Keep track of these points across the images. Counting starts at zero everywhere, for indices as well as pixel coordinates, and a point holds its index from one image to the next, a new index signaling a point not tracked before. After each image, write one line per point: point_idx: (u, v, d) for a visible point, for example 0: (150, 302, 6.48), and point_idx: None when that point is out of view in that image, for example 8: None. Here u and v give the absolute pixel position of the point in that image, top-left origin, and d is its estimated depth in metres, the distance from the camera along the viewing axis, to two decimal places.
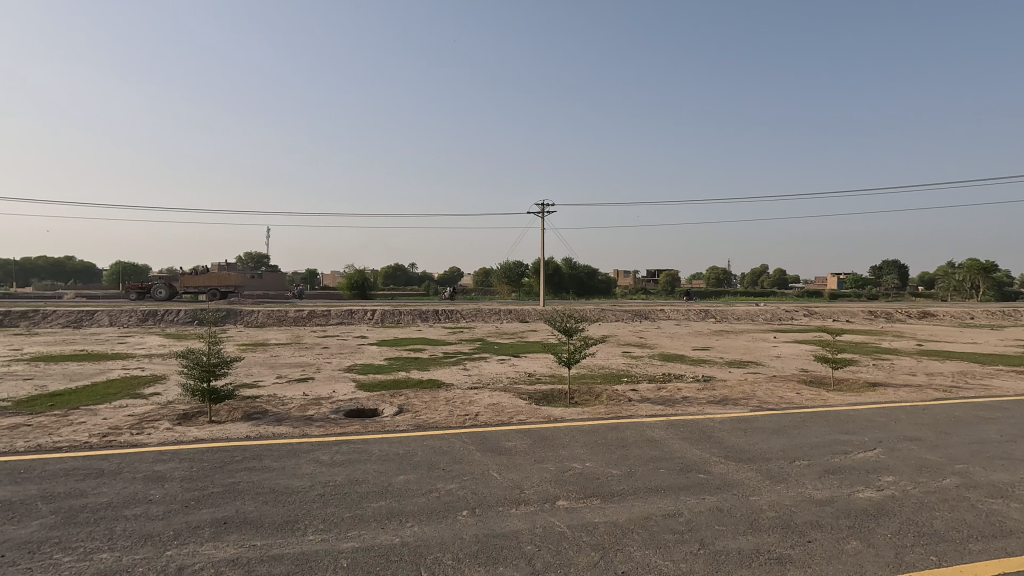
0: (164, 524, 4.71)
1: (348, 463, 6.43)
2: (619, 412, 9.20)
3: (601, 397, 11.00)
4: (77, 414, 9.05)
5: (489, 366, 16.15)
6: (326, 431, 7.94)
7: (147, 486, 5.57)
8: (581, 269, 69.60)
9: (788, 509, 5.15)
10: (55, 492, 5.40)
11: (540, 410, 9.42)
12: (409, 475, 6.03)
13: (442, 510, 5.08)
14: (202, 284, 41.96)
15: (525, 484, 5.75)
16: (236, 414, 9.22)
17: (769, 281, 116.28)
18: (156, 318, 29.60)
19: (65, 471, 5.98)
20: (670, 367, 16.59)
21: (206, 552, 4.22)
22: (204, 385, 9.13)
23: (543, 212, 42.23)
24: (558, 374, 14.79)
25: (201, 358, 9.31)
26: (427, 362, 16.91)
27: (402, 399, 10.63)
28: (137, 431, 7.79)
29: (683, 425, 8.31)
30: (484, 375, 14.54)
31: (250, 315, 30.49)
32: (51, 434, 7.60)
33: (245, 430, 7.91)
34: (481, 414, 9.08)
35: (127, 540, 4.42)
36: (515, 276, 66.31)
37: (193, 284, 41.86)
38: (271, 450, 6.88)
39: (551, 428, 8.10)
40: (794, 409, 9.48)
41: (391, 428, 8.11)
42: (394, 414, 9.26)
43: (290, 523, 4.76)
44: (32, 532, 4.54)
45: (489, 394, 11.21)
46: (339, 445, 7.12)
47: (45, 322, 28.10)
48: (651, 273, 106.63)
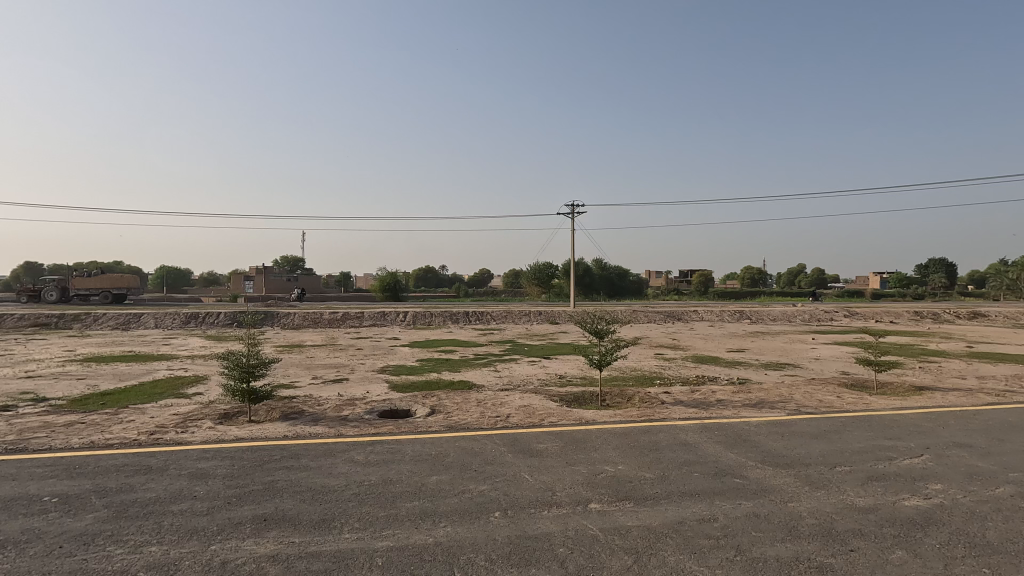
0: (209, 519, 4.88)
1: (381, 463, 6.53)
2: (652, 415, 9.10)
3: (633, 400, 10.87)
4: (126, 412, 9.46)
5: (520, 367, 16.18)
6: (361, 431, 8.10)
7: (192, 483, 5.79)
8: (611, 270, 68.92)
9: (829, 516, 4.99)
10: (107, 486, 5.67)
11: (571, 413, 9.34)
12: (442, 475, 6.09)
13: (474, 511, 5.12)
14: (94, 286, 42.10)
15: (557, 487, 5.73)
16: (275, 414, 9.51)
17: (807, 281, 112.88)
18: (198, 321, 30.74)
19: (116, 467, 6.27)
20: (704, 369, 16.29)
21: (248, 547, 4.36)
22: (243, 385, 9.41)
23: (573, 211, 41.98)
24: (589, 376, 14.70)
25: (241, 359, 9.61)
26: (458, 364, 16.99)
27: (434, 400, 10.77)
28: (182, 430, 8.07)
29: (719, 428, 8.15)
30: (515, 377, 14.53)
31: (286, 317, 31.31)
32: (103, 431, 7.97)
33: (282, 430, 8.11)
34: (512, 416, 9.09)
35: (174, 534, 4.59)
36: (544, 278, 65.70)
37: (84, 286, 41.92)
38: (308, 450, 7.05)
39: (584, 430, 8.04)
40: (835, 413, 9.16)
41: (422, 428, 8.21)
42: (425, 415, 9.39)
43: (327, 522, 4.86)
44: (87, 524, 4.77)
45: (521, 396, 11.23)
46: (374, 445, 7.26)
47: (96, 323, 29.53)
48: (684, 274, 104.96)
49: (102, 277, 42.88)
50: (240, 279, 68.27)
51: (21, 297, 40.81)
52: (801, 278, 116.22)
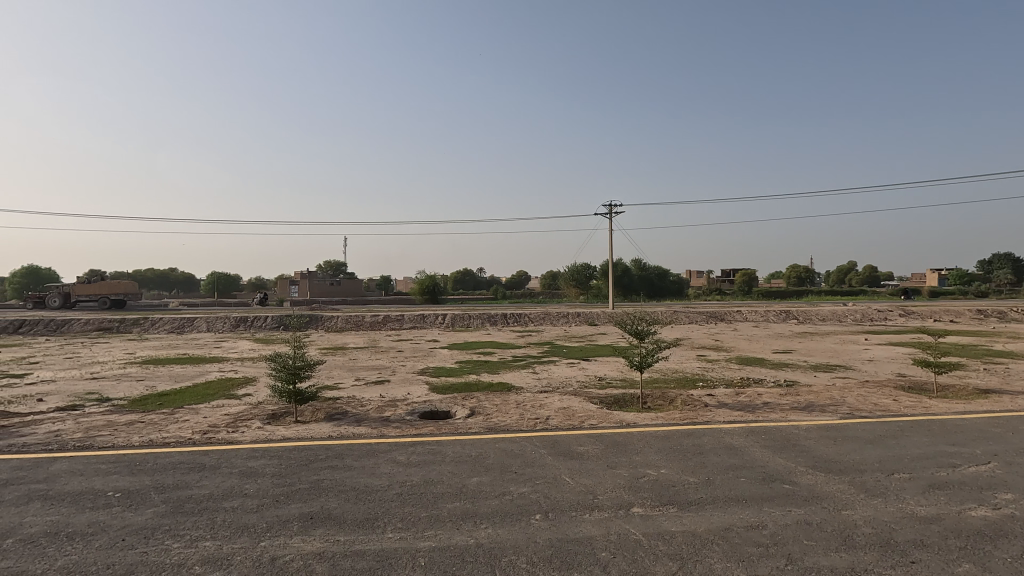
0: (259, 516, 5.04)
1: (423, 464, 6.61)
2: (695, 417, 8.90)
3: (675, 402, 10.65)
4: (181, 412, 9.91)
5: (559, 369, 16.12)
6: (402, 431, 8.22)
7: (243, 481, 6.00)
8: (651, 270, 67.85)
9: (886, 526, 4.75)
10: (164, 483, 5.94)
11: (611, 415, 9.22)
12: (483, 476, 6.12)
13: (515, 513, 5.11)
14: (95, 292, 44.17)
15: (599, 490, 5.67)
16: (320, 415, 9.76)
17: (858, 279, 108.08)
18: (247, 324, 31.91)
19: (172, 465, 6.56)
20: (749, 370, 15.82)
21: (296, 545, 4.48)
22: (290, 386, 9.69)
23: (610, 212, 41.71)
24: (630, 377, 14.49)
25: (287, 361, 9.92)
26: (497, 366, 17.06)
27: (474, 401, 10.84)
28: (232, 430, 8.39)
29: (766, 432, 7.89)
30: (554, 379, 14.47)
31: (330, 320, 32.19)
32: (161, 430, 8.38)
33: (327, 431, 8.32)
34: (552, 418, 9.06)
35: (227, 530, 4.76)
36: (581, 279, 65.54)
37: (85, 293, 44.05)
38: (352, 450, 7.20)
39: (625, 433, 7.93)
40: (892, 417, 8.72)
41: (463, 430, 8.27)
42: (466, 417, 9.45)
43: (371, 521, 4.94)
44: (147, 519, 5.01)
45: (560, 398, 11.17)
46: (415, 446, 7.35)
47: (153, 327, 31.04)
48: (726, 273, 102.21)
49: (102, 284, 44.98)
50: (286, 284, 70.72)
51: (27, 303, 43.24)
52: (851, 276, 111.41)
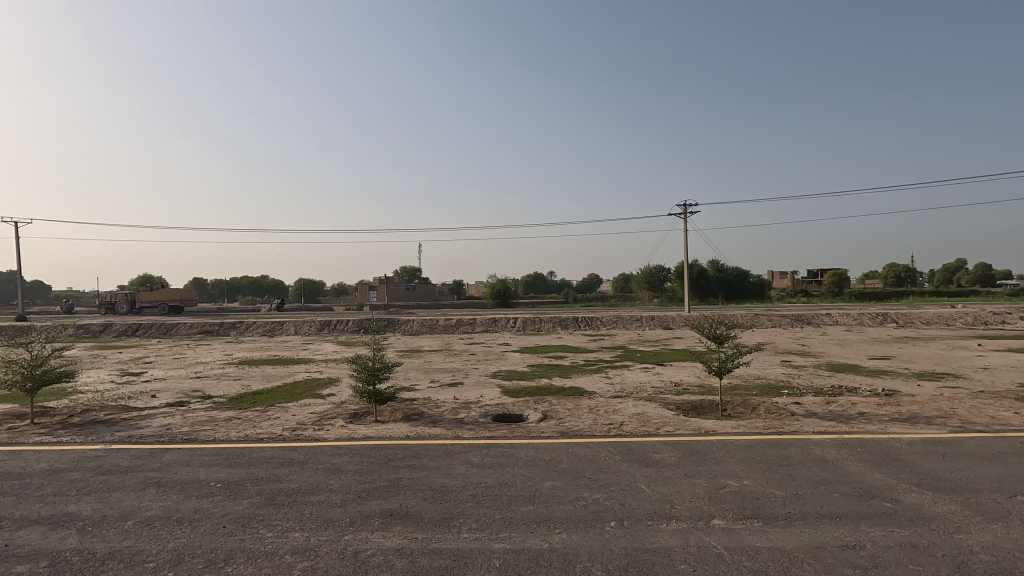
0: (343, 511, 5.30)
1: (496, 466, 6.67)
2: (780, 427, 8.39)
3: (757, 410, 10.10)
4: (273, 410, 10.62)
5: (632, 374, 15.78)
6: (476, 433, 8.36)
7: (328, 477, 6.33)
8: (729, 271, 64.79)
9: (1007, 554, 4.25)
10: (258, 476, 6.39)
11: (688, 422, 8.87)
12: (556, 481, 6.09)
13: (589, 519, 5.04)
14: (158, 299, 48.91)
15: (676, 500, 5.48)
16: (398, 415, 10.10)
17: (969, 278, 97.84)
18: (330, 327, 33.73)
19: (265, 459, 7.04)
20: (841, 378, 14.71)
21: (377, 540, 4.66)
22: (370, 387, 10.12)
23: (684, 211, 40.50)
24: (707, 384, 13.91)
25: (367, 362, 10.35)
26: (569, 370, 16.95)
27: (546, 406, 10.82)
28: (318, 427, 8.88)
29: (862, 445, 7.30)
30: (627, 384, 14.16)
31: (406, 323, 33.36)
32: (255, 426, 9.01)
33: (404, 431, 8.60)
34: (626, 424, 8.86)
35: (314, 522, 5.04)
36: (655, 281, 63.82)
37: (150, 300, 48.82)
38: (428, 450, 7.39)
39: (703, 441, 7.62)
40: (1014, 433, 7.79)
41: (535, 433, 8.28)
42: (538, 420, 9.46)
43: (447, 520, 5.05)
44: (244, 508, 5.40)
45: (634, 403, 10.91)
46: (488, 448, 7.43)
47: (247, 330, 33.52)
48: (813, 274, 95.89)
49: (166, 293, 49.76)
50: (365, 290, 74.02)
51: (101, 309, 48.55)
52: (960, 275, 100.99)
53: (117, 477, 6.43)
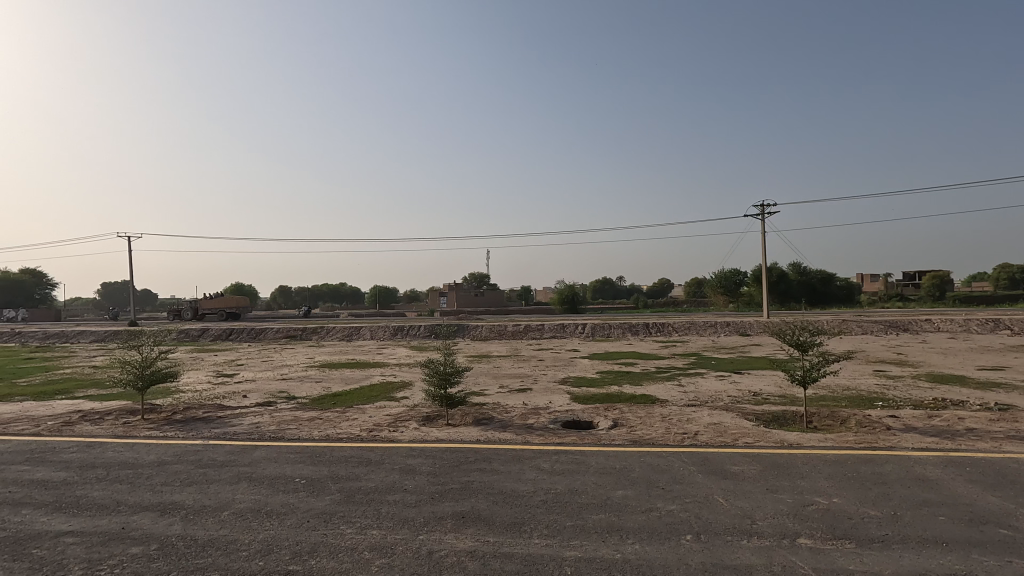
0: (417, 511, 5.44)
1: (566, 472, 6.63)
2: (874, 442, 7.77)
3: (847, 423, 9.41)
4: (351, 411, 11.12)
5: (707, 382, 15.17)
6: (546, 439, 8.34)
7: (403, 477, 6.53)
8: (813, 275, 60.93)
9: None
10: (338, 474, 6.70)
11: (769, 434, 8.42)
12: (628, 490, 5.96)
13: (664, 531, 4.88)
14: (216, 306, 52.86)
15: (757, 515, 5.21)
16: (468, 419, 10.27)
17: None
18: (403, 332, 34.87)
19: (345, 458, 7.39)
20: (945, 390, 13.41)
21: (450, 541, 4.75)
22: (442, 391, 10.37)
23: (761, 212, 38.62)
24: (789, 394, 13.13)
25: (439, 367, 10.58)
26: (640, 377, 16.57)
27: (616, 413, 10.63)
28: (393, 429, 9.21)
29: (970, 464, 6.63)
30: (702, 392, 13.65)
31: (475, 329, 33.92)
32: (335, 426, 9.47)
33: (475, 434, 8.73)
34: (701, 433, 8.54)
35: (390, 521, 5.21)
36: (731, 286, 60.85)
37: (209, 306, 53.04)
38: (498, 454, 7.47)
39: (786, 454, 7.20)
40: None
41: (606, 441, 8.15)
42: (608, 428, 9.31)
43: (518, 525, 5.07)
44: (326, 504, 5.68)
45: (709, 412, 10.49)
46: (558, 454, 7.40)
47: (327, 335, 35.34)
48: (909, 276, 88.30)
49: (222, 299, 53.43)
50: (435, 295, 76.07)
51: (170, 314, 53.97)
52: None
53: (214, 470, 6.97)
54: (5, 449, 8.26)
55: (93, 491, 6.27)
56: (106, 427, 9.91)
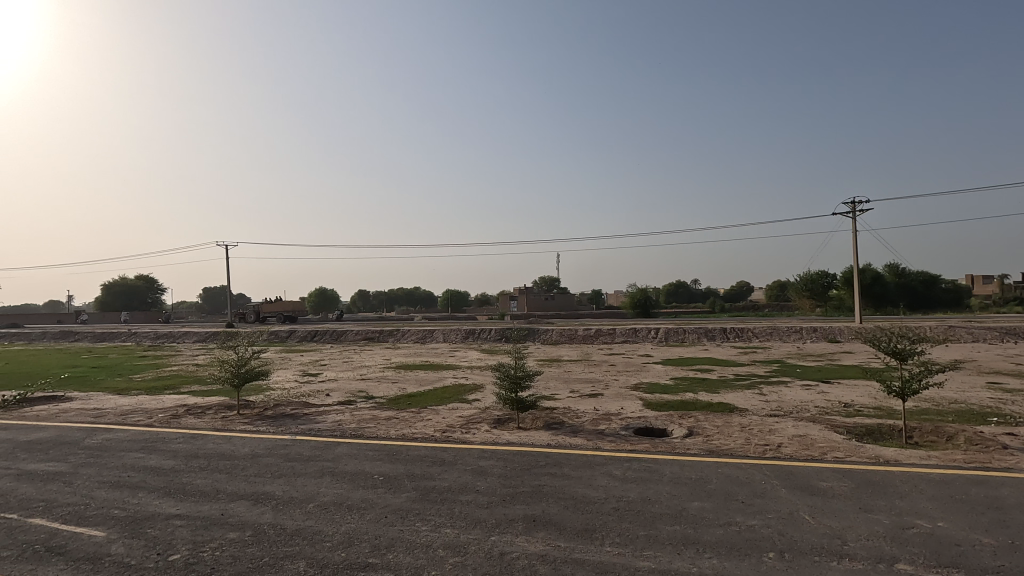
0: (489, 512, 5.53)
1: (639, 481, 6.49)
2: (987, 462, 7.01)
3: (954, 440, 8.56)
4: (426, 412, 11.46)
5: (791, 391, 14.30)
6: (618, 446, 8.20)
7: (475, 478, 6.65)
8: (913, 277, 55.96)
9: None
10: (414, 472, 6.93)
11: (863, 449, 7.81)
12: (705, 502, 5.74)
13: (744, 547, 4.66)
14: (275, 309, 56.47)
15: (849, 536, 4.85)
16: (539, 423, 10.30)
17: None
18: (474, 336, 35.51)
19: (420, 457, 7.62)
20: None
21: (522, 544, 4.78)
22: (512, 394, 10.48)
23: (851, 210, 36.08)
24: (886, 406, 12.11)
25: (509, 370, 10.71)
26: (717, 384, 15.90)
27: (692, 421, 10.27)
28: (466, 430, 9.40)
29: None
30: (786, 402, 12.88)
31: (545, 333, 33.93)
32: (410, 425, 9.80)
33: (546, 438, 8.73)
34: (784, 446, 8.07)
35: (463, 521, 5.32)
36: (818, 289, 56.70)
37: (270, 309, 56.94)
38: (569, 459, 7.43)
39: (882, 472, 6.66)
40: None
41: (681, 450, 7.90)
42: (683, 436, 9.02)
43: (589, 532, 5.02)
44: (403, 501, 5.90)
45: (794, 424, 9.88)
46: (631, 462, 7.26)
47: (403, 337, 36.64)
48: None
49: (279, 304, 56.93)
50: (505, 299, 76.95)
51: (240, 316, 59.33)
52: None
53: (300, 464, 7.42)
54: (125, 438, 9.23)
55: (197, 479, 6.88)
56: (207, 421, 10.82)
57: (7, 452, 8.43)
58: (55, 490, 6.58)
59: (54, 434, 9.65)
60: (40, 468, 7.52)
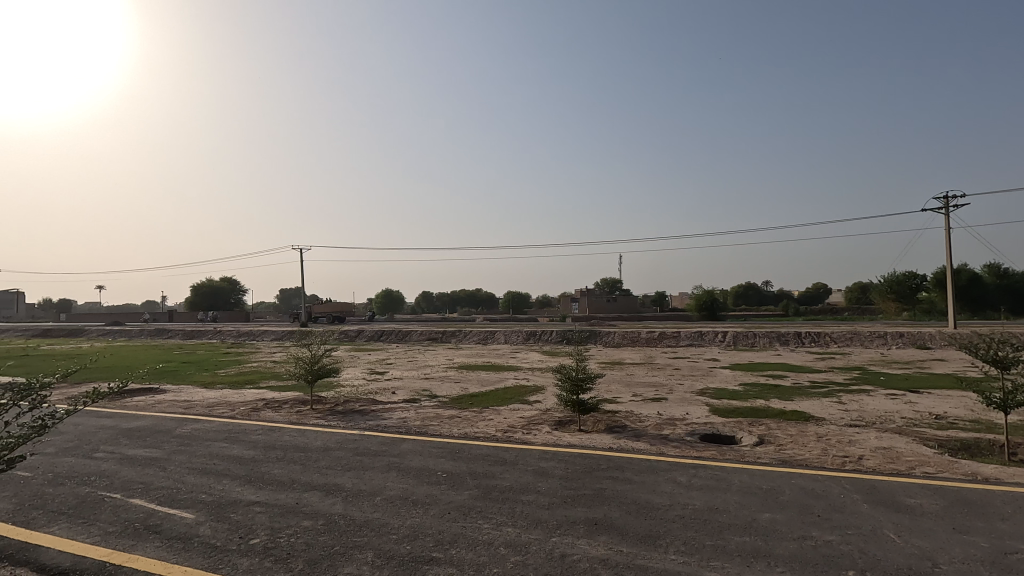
0: (550, 513, 5.52)
1: (706, 488, 6.28)
2: None
3: None
4: (488, 412, 11.61)
5: (874, 401, 13.35)
6: (683, 452, 7.98)
7: (536, 479, 6.67)
8: (1017, 279, 50.93)
9: None
10: (476, 470, 7.04)
11: (957, 464, 7.18)
12: (777, 514, 5.47)
13: (820, 563, 4.41)
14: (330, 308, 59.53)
15: (941, 558, 4.47)
16: (601, 426, 10.19)
17: None
18: (536, 337, 35.59)
19: (482, 456, 7.73)
20: None
21: (583, 546, 4.75)
22: (574, 396, 10.42)
23: (944, 205, 33.28)
24: (985, 419, 11.06)
25: (571, 372, 10.66)
26: (791, 391, 15.11)
27: (763, 429, 9.82)
28: (527, 431, 9.43)
29: None
30: (868, 411, 12.05)
31: (607, 335, 33.49)
32: (472, 425, 9.96)
33: (607, 442, 8.62)
34: (866, 458, 7.56)
35: (524, 520, 5.35)
36: (906, 291, 52.62)
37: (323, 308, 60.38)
38: (632, 464, 7.30)
39: (980, 491, 6.08)
40: None
41: (750, 458, 7.58)
42: (753, 444, 8.64)
43: (653, 538, 4.91)
44: (465, 498, 6.00)
45: (878, 435, 9.21)
46: (697, 469, 7.03)
47: (465, 338, 37.31)
48: None
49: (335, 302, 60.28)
50: (566, 301, 76.57)
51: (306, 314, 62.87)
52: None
53: (368, 458, 7.72)
54: (211, 428, 9.95)
55: (275, 469, 7.30)
56: (283, 414, 11.47)
57: (111, 437, 9.29)
58: (152, 473, 7.20)
59: (150, 423, 10.54)
60: (139, 453, 8.25)
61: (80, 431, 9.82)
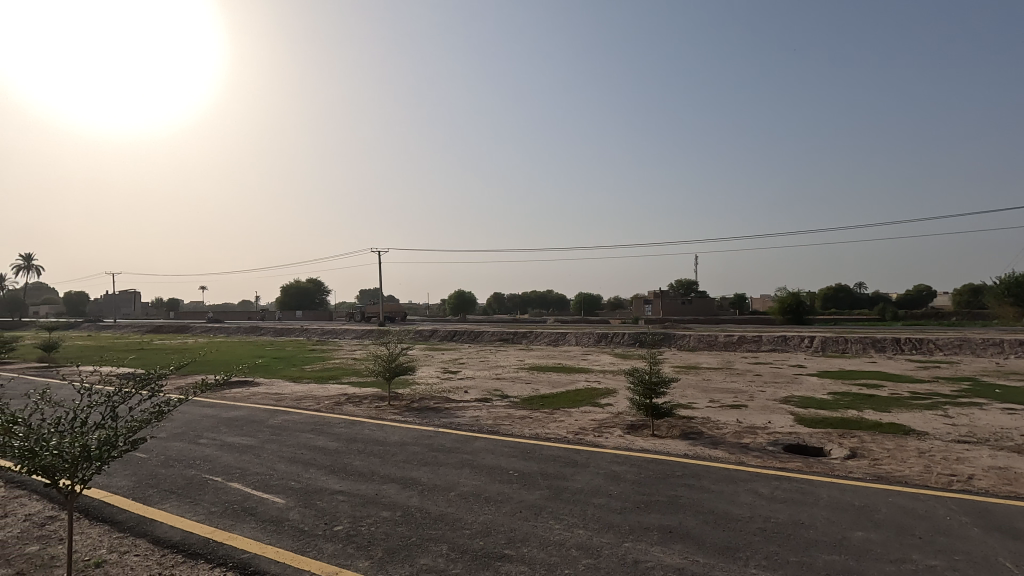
0: (623, 518, 5.44)
1: (790, 501, 5.94)
2: None
3: None
4: (559, 413, 11.60)
5: (988, 415, 12.06)
6: (764, 462, 7.60)
7: (608, 482, 6.59)
8: None
9: None
10: (548, 471, 7.05)
11: None
12: (872, 533, 5.09)
13: None
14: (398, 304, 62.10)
15: None
16: (675, 432, 9.90)
17: None
18: (608, 339, 35.09)
19: (552, 457, 7.74)
20: None
21: (658, 554, 4.64)
22: (647, 400, 10.20)
23: None
24: None
25: (644, 375, 10.43)
26: (887, 401, 13.97)
27: (855, 441, 9.14)
28: (598, 434, 9.33)
29: None
30: (979, 426, 10.90)
31: (683, 338, 32.46)
32: (543, 426, 9.98)
33: (683, 448, 8.36)
34: (977, 478, 6.85)
35: (596, 523, 5.31)
36: None
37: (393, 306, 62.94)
38: (709, 472, 7.04)
39: None
40: None
41: (841, 472, 7.09)
42: (844, 457, 8.07)
43: (732, 550, 4.72)
44: (536, 498, 6.03)
45: (992, 453, 8.31)
46: (780, 481, 6.67)
47: (536, 339, 37.47)
48: None
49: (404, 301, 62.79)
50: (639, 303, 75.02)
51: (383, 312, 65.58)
52: None
53: (443, 455, 7.94)
54: (299, 420, 10.62)
55: (356, 460, 7.68)
56: (364, 409, 12.04)
57: (213, 425, 10.16)
58: (248, 460, 7.80)
59: (246, 413, 11.41)
60: (237, 440, 8.96)
61: (187, 419, 10.80)
